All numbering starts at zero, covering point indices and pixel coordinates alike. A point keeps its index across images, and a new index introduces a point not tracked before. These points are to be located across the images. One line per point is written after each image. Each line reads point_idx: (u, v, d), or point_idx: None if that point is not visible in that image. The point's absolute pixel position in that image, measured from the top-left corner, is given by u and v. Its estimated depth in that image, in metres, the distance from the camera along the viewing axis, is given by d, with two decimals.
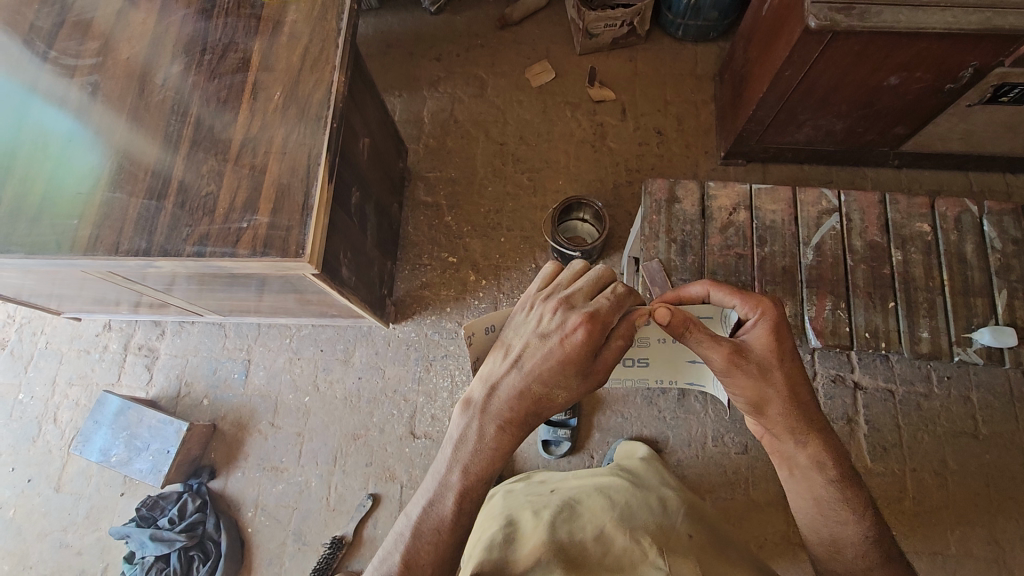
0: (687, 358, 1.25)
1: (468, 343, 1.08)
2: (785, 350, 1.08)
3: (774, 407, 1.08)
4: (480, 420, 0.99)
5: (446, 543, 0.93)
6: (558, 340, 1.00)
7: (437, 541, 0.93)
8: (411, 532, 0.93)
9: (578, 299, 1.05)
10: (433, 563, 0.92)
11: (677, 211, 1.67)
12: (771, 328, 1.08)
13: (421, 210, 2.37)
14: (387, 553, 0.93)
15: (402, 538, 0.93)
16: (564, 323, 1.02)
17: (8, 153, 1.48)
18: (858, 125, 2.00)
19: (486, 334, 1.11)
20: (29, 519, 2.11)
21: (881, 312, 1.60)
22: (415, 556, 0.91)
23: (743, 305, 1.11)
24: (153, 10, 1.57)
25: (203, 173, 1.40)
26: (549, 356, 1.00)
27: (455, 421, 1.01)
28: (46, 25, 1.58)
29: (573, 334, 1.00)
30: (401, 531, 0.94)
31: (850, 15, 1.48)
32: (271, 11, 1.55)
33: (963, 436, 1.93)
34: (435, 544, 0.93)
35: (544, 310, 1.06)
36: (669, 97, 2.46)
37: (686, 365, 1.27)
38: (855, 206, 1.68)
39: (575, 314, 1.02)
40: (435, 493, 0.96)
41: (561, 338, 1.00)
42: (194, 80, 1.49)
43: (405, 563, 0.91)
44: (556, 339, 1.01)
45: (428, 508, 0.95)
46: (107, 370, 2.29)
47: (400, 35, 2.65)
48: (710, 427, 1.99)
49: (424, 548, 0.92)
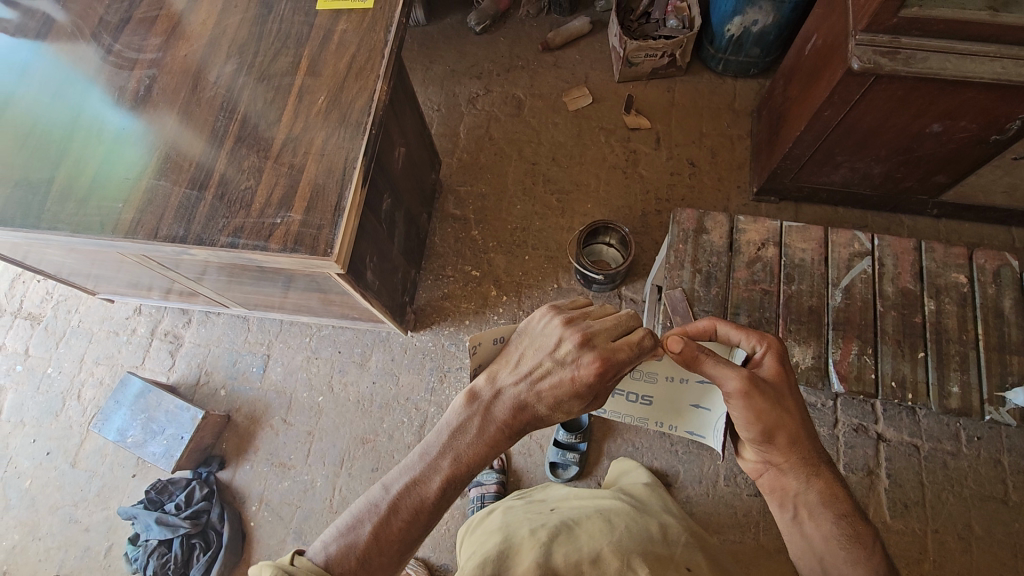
0: (692, 403, 1.22)
1: (473, 352, 1.06)
2: (792, 383, 1.10)
3: (790, 438, 1.07)
4: (481, 420, 1.02)
5: (422, 522, 0.98)
6: (570, 373, 1.00)
7: (411, 521, 0.97)
8: (387, 506, 0.97)
9: (600, 335, 1.03)
10: (400, 536, 0.96)
11: (704, 241, 1.66)
12: (778, 358, 1.11)
13: (449, 222, 2.40)
14: (355, 521, 0.96)
15: (376, 510, 0.96)
16: (579, 358, 1.00)
17: (64, 137, 1.56)
18: (896, 171, 1.97)
19: (493, 344, 1.09)
20: (44, 492, 2.17)
21: (909, 361, 1.56)
22: (385, 529, 0.95)
23: (747, 339, 1.15)
24: (214, 12, 1.65)
25: (243, 168, 1.45)
26: (557, 383, 1.01)
27: (456, 410, 1.03)
28: (113, 19, 1.68)
29: (585, 372, 0.99)
30: (376, 502, 0.98)
31: (895, 58, 1.48)
32: (323, 21, 1.61)
33: (991, 501, 1.84)
34: (409, 523, 0.97)
35: (562, 334, 1.04)
36: (705, 129, 2.46)
37: (689, 411, 1.24)
38: (889, 251, 1.65)
39: (592, 351, 1.01)
40: (422, 474, 0.99)
41: (572, 374, 1.00)
42: (245, 80, 1.56)
43: (374, 534, 0.95)
44: (568, 372, 1.00)
45: (411, 488, 0.98)
46: (133, 353, 2.35)
47: (444, 51, 2.72)
48: (723, 465, 1.94)
49: (397, 523, 0.96)
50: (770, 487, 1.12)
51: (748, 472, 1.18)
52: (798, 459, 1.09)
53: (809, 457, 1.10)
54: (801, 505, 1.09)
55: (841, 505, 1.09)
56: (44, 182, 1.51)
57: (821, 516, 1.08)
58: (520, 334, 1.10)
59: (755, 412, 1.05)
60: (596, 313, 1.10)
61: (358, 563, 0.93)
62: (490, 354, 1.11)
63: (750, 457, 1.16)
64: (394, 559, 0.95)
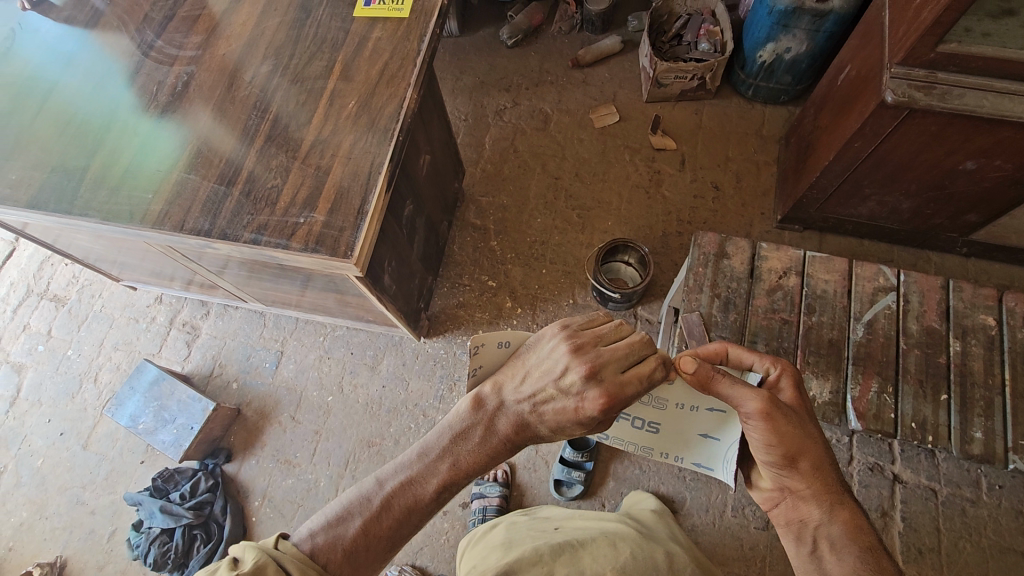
0: (701, 433, 1.15)
1: (476, 351, 1.04)
2: (808, 407, 1.11)
3: (813, 464, 1.07)
4: (484, 429, 1.04)
5: (411, 521, 1.02)
6: (573, 404, 0.99)
7: (401, 520, 1.01)
8: (379, 502, 1.01)
9: (607, 368, 0.99)
10: (387, 533, 1.01)
11: (724, 267, 1.65)
12: (793, 382, 1.10)
13: (468, 231, 2.41)
14: (344, 513, 1.01)
15: (367, 505, 1.01)
16: (583, 391, 0.98)
17: (102, 127, 1.60)
18: (926, 207, 1.94)
19: (497, 347, 1.07)
20: (54, 472, 2.20)
21: (931, 403, 1.51)
22: (374, 525, 1.00)
23: (760, 362, 1.13)
24: (254, 14, 1.70)
25: (271, 167, 1.48)
26: (560, 411, 1.00)
27: (460, 414, 1.05)
28: (157, 16, 1.73)
29: (588, 407, 0.97)
30: (368, 497, 1.03)
31: (930, 94, 1.46)
32: (359, 27, 1.64)
33: (1011, 554, 1.77)
34: (398, 522, 1.01)
35: (569, 363, 1.00)
36: (731, 154, 2.44)
37: (697, 442, 1.17)
38: (915, 288, 1.61)
39: (598, 386, 0.98)
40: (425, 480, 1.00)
41: (576, 405, 0.99)
42: (279, 81, 1.59)
43: (362, 529, 1.00)
44: (571, 402, 0.99)
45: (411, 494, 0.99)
46: (152, 340, 2.39)
47: (475, 63, 2.75)
48: (732, 496, 1.90)
49: (386, 521, 1.01)
50: (789, 520, 1.10)
51: (761, 502, 1.17)
52: (820, 486, 1.08)
53: (822, 494, 1.07)
54: (818, 546, 1.06)
55: (866, 543, 1.06)
56: (79, 170, 1.55)
57: (845, 551, 1.04)
58: (528, 348, 1.08)
59: (783, 435, 1.04)
60: (609, 337, 1.04)
61: (344, 555, 0.98)
62: (497, 363, 1.10)
63: (766, 487, 1.14)
64: (381, 554, 1.01)
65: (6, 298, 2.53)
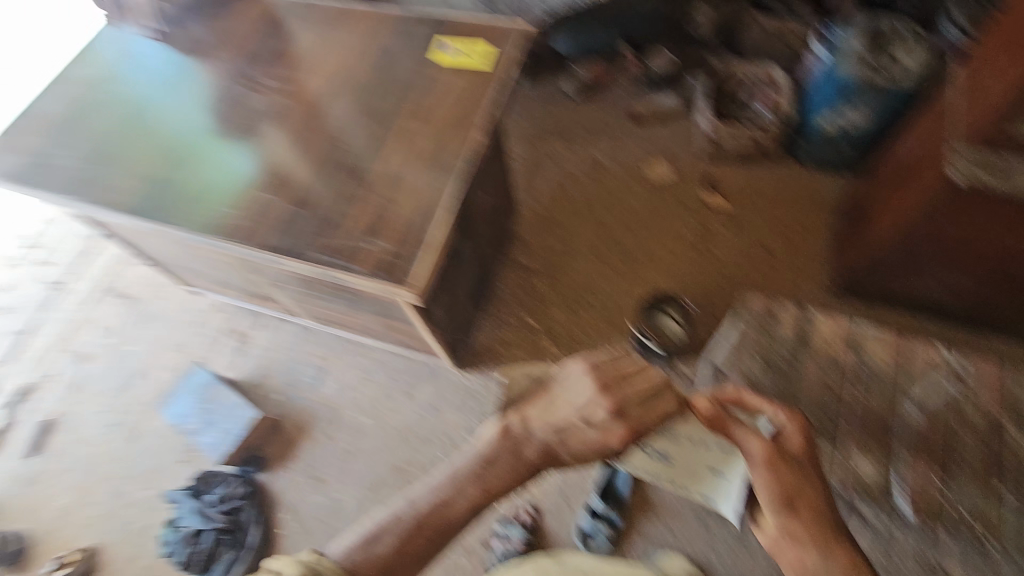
0: (709, 466, 1.21)
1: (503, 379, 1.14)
2: (812, 454, 1.17)
3: (813, 508, 1.12)
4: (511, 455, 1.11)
5: (443, 540, 1.10)
6: (599, 438, 1.05)
7: (434, 538, 1.09)
8: (412, 520, 1.10)
9: (631, 406, 1.05)
10: (419, 551, 1.08)
11: (777, 335, 1.65)
12: (801, 431, 1.17)
13: (515, 269, 2.47)
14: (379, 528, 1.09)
15: (401, 519, 1.10)
16: (608, 427, 1.04)
17: (195, 144, 1.75)
18: (988, 289, 1.88)
19: None
20: (101, 460, 2.31)
21: (994, 499, 1.41)
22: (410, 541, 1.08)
23: (769, 408, 1.20)
24: (344, 56, 1.85)
25: (344, 195, 1.58)
26: (586, 443, 1.07)
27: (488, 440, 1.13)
28: (259, 53, 1.91)
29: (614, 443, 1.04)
30: (403, 514, 1.11)
31: (993, 172, 1.52)
32: (438, 75, 1.76)
33: None
34: (431, 539, 1.09)
35: (595, 398, 1.06)
36: (783, 217, 2.44)
37: (709, 477, 1.23)
38: (975, 372, 1.54)
39: (624, 424, 1.04)
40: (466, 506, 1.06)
41: (600, 438, 1.05)
42: (360, 117, 1.71)
43: (396, 545, 1.07)
44: (594, 435, 1.06)
45: None
46: (205, 345, 2.51)
47: (536, 111, 2.88)
48: (765, 571, 1.81)
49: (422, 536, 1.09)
50: (791, 563, 1.11)
51: (765, 545, 1.18)
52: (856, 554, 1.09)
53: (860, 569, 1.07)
54: None
55: None
56: (168, 180, 1.69)
57: None
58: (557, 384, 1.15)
59: (784, 483, 1.10)
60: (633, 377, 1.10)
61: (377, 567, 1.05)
62: (528, 396, 1.18)
63: (768, 530, 1.16)
64: (411, 569, 1.08)
65: (82, 292, 2.72)
